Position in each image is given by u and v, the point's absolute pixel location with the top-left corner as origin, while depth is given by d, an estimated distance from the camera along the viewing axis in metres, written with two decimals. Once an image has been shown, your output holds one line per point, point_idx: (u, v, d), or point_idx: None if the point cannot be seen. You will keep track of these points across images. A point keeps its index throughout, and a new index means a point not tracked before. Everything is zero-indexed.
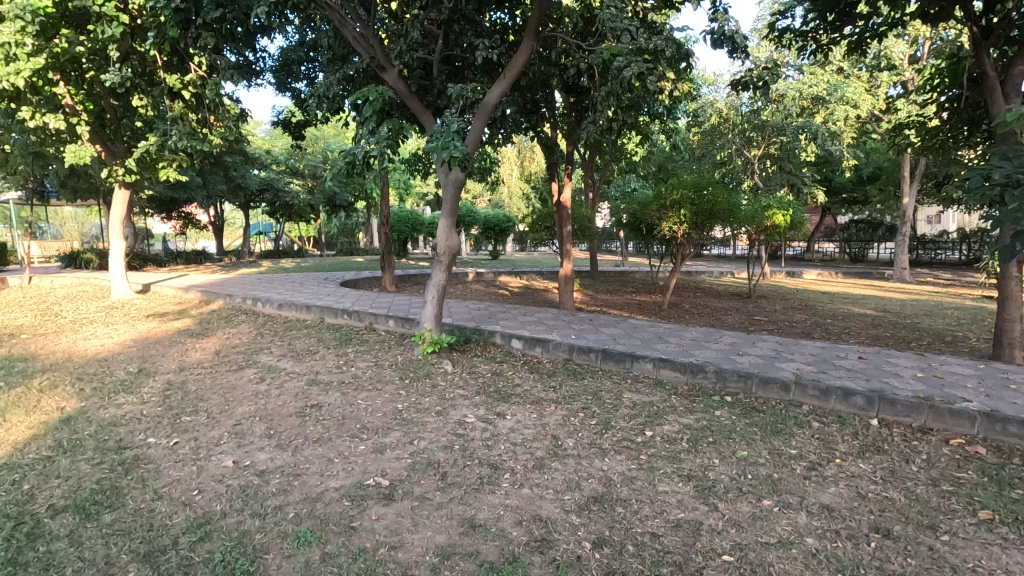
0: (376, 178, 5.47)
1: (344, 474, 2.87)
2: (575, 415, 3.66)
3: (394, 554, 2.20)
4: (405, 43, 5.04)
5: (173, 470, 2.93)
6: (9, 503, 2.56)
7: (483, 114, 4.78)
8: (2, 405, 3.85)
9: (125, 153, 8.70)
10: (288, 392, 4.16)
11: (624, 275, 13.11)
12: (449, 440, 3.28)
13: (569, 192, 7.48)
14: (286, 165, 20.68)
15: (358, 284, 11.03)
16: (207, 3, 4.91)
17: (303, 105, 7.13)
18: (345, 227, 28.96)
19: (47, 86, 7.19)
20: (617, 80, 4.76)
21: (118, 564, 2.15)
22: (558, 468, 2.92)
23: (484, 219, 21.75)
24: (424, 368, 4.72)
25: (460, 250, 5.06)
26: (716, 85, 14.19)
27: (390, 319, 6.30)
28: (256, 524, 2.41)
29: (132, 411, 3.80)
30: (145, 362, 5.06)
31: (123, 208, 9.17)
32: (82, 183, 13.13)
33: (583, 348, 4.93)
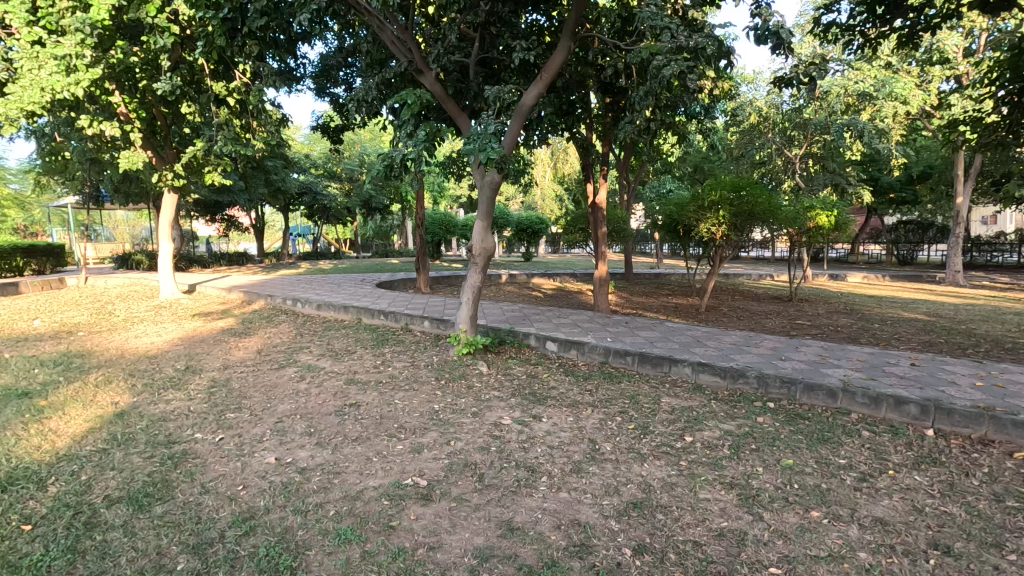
0: (414, 181, 5.54)
1: (383, 474, 2.90)
2: (613, 419, 3.62)
3: (433, 555, 2.20)
4: (442, 47, 5.11)
5: (219, 465, 3.02)
6: (68, 492, 2.68)
7: (520, 116, 4.79)
8: (60, 398, 4.05)
9: (174, 158, 9.07)
10: (327, 391, 4.23)
11: (658, 276, 13.02)
12: (485, 442, 3.28)
13: (605, 194, 7.42)
14: (324, 168, 21.21)
15: (393, 284, 11.28)
16: (252, 11, 5.07)
17: (342, 110, 7.27)
18: (380, 229, 29.51)
19: (104, 96, 7.57)
20: (656, 79, 4.71)
21: (169, 554, 2.22)
22: (596, 473, 2.88)
23: (517, 221, 21.77)
24: (459, 369, 4.75)
25: (495, 252, 5.07)
26: (755, 82, 13.85)
27: (425, 320, 6.36)
28: (299, 520, 2.45)
29: (180, 406, 3.94)
30: (192, 360, 5.24)
31: (172, 212, 9.54)
32: (133, 187, 13.74)
33: (620, 351, 4.87)
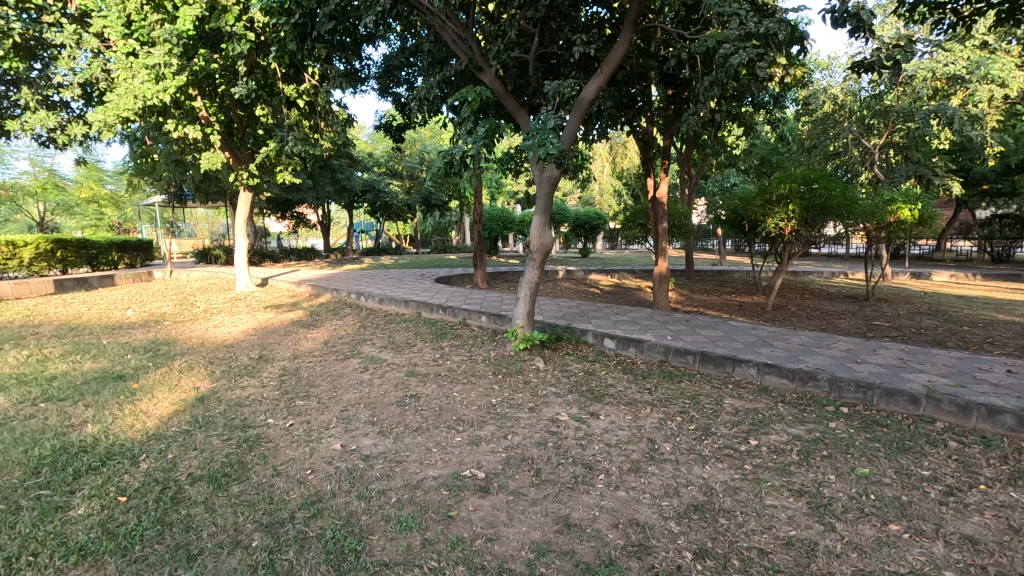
0: (472, 177, 5.61)
1: (442, 464, 2.96)
2: (673, 419, 3.53)
3: (491, 546, 2.23)
4: (502, 43, 5.15)
5: (290, 449, 3.19)
6: (157, 469, 2.91)
7: (579, 111, 4.74)
8: (150, 381, 4.41)
9: (249, 158, 9.61)
10: (389, 382, 4.39)
11: (721, 273, 12.56)
12: (543, 437, 3.28)
13: (666, 188, 7.22)
14: (386, 166, 21.88)
15: (451, 280, 11.48)
16: (321, 16, 5.28)
17: (404, 109, 7.44)
18: (440, 225, 30.15)
19: (188, 101, 8.09)
20: (723, 68, 4.54)
21: (245, 531, 2.36)
22: (655, 473, 2.83)
23: (574, 216, 21.84)
24: (516, 364, 4.78)
25: (553, 247, 5.06)
26: (830, 68, 13.07)
27: (482, 315, 6.42)
28: (363, 506, 2.55)
29: (254, 393, 4.19)
30: (265, 349, 5.54)
31: (247, 210, 10.12)
32: (213, 187, 14.71)
33: (680, 350, 4.75)
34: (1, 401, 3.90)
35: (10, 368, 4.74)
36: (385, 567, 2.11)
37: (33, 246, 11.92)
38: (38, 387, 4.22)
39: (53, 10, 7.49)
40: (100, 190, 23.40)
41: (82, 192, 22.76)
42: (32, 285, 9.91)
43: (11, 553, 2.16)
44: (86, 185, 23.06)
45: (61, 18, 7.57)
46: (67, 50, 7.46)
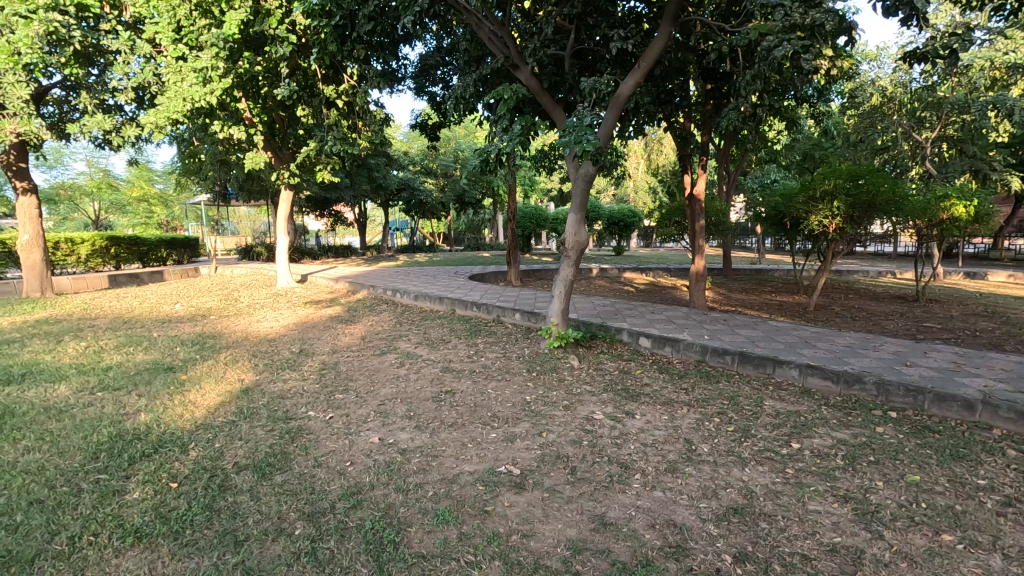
0: (507, 174, 5.62)
1: (478, 460, 2.99)
2: (710, 420, 3.47)
3: (527, 542, 2.24)
4: (539, 41, 5.13)
5: (330, 441, 3.27)
6: (205, 457, 3.03)
7: (617, 108, 4.69)
8: (198, 373, 4.59)
9: (290, 158, 9.89)
10: (425, 377, 4.46)
11: (761, 271, 12.24)
12: (578, 435, 3.28)
13: (704, 185, 7.08)
14: (421, 165, 22.17)
15: (485, 277, 11.52)
16: (361, 17, 5.38)
17: (439, 108, 7.51)
18: (473, 223, 30.37)
19: (233, 103, 8.36)
20: (766, 61, 4.42)
21: (288, 519, 2.44)
22: (692, 474, 2.78)
23: (608, 213, 21.66)
24: (550, 362, 4.78)
25: (588, 245, 5.03)
26: (879, 59, 12.55)
27: (516, 312, 6.44)
28: (401, 498, 2.60)
29: (295, 385, 4.32)
30: (305, 344, 5.70)
31: (288, 208, 10.40)
32: (256, 186, 15.19)
33: (718, 350, 4.65)
34: (62, 389, 4.13)
35: (70, 358, 5.02)
36: (422, 558, 2.15)
37: (90, 243, 12.57)
38: (95, 376, 4.44)
39: (109, 18, 7.84)
40: (149, 190, 24.45)
41: (133, 191, 23.82)
42: (90, 280, 10.44)
43: (74, 532, 2.28)
44: (137, 185, 24.15)
45: (117, 25, 7.93)
46: (122, 56, 7.81)
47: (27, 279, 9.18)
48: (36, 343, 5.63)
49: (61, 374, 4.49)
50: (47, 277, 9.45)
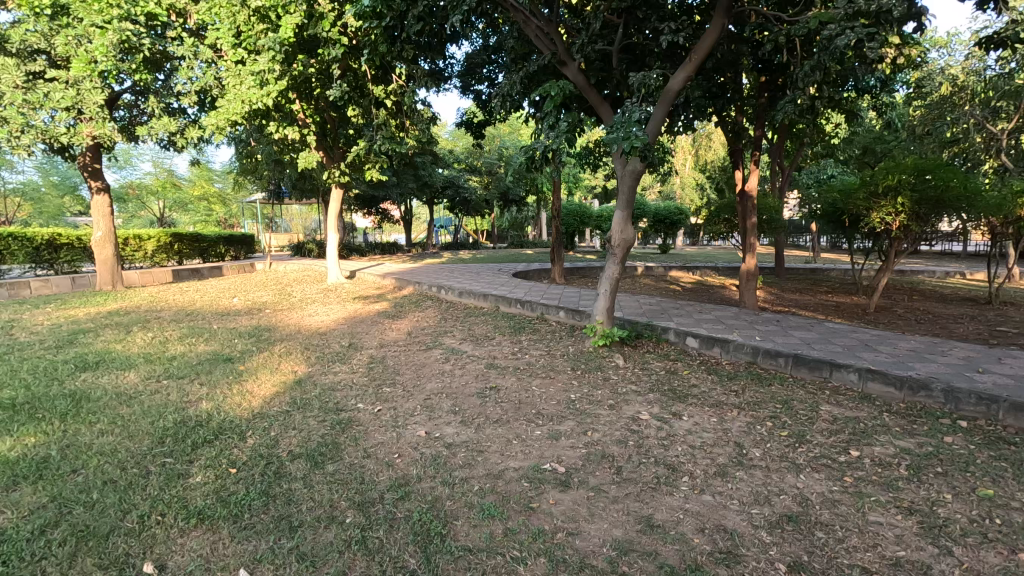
0: (553, 172, 5.61)
1: (523, 456, 3.00)
2: (762, 424, 3.36)
3: (572, 541, 2.23)
4: (587, 36, 5.08)
5: (378, 433, 3.35)
6: (262, 444, 3.16)
7: (666, 102, 4.60)
8: (255, 364, 4.80)
9: (341, 157, 10.17)
10: (470, 373, 4.51)
11: (816, 271, 11.73)
12: (623, 435, 3.24)
13: (756, 181, 6.84)
14: (466, 163, 22.40)
15: (529, 275, 11.53)
16: (410, 18, 5.47)
17: (485, 107, 7.55)
18: (516, 220, 30.50)
19: (288, 104, 8.66)
20: (827, 52, 4.24)
21: (340, 507, 2.51)
22: (743, 479, 2.70)
23: (654, 210, 21.25)
24: (595, 360, 4.74)
25: (634, 243, 4.95)
26: (950, 47, 11.80)
27: (560, 310, 6.41)
28: (447, 492, 2.63)
29: (345, 378, 4.46)
30: (355, 338, 5.86)
31: (338, 206, 10.70)
32: (308, 184, 15.70)
33: (771, 351, 4.49)
34: (132, 376, 4.40)
35: (139, 347, 5.33)
36: (468, 552, 2.17)
37: (156, 239, 13.32)
38: (161, 365, 4.71)
39: (175, 26, 8.27)
40: (210, 189, 25.70)
41: (195, 190, 25.08)
42: (156, 274, 11.07)
43: (143, 512, 2.42)
44: (198, 184, 25.43)
45: (182, 32, 8.36)
46: (186, 61, 8.22)
47: (100, 273, 9.82)
48: (108, 333, 6.01)
49: (131, 362, 4.79)
50: (118, 271, 10.07)
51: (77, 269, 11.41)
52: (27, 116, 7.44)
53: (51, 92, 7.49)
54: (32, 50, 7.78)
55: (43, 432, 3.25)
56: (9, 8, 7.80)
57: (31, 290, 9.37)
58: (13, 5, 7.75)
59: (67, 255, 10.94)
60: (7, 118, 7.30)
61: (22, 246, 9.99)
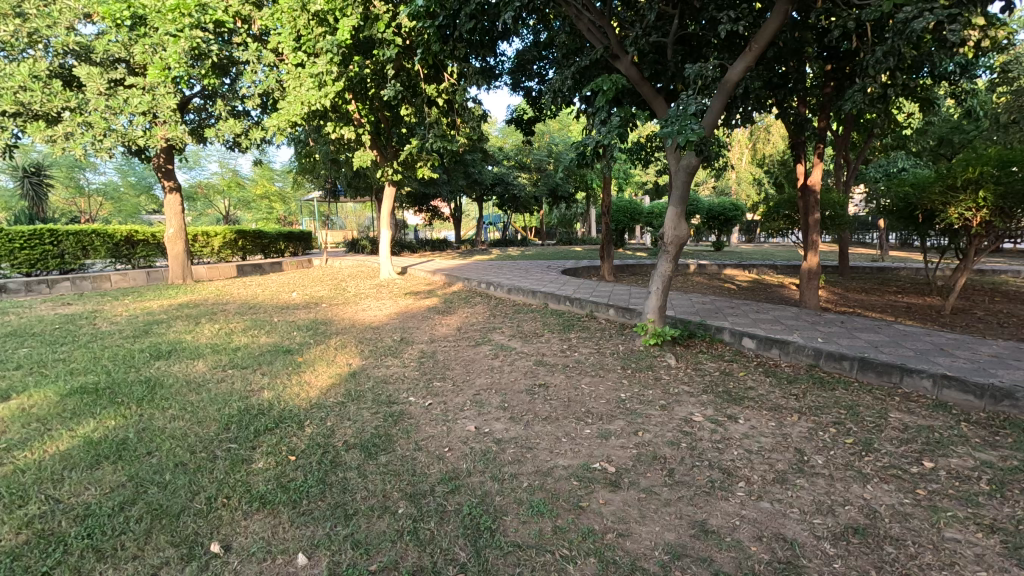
0: (604, 168, 5.54)
1: (572, 454, 2.98)
2: (825, 430, 3.20)
3: (623, 542, 2.20)
4: (641, 28, 4.97)
5: (429, 427, 3.41)
6: (319, 434, 3.27)
7: (724, 93, 4.44)
8: (313, 356, 4.98)
9: (394, 155, 10.40)
10: (519, 369, 4.52)
11: (884, 270, 11.07)
12: (675, 436, 3.16)
13: (819, 175, 6.51)
14: (516, 160, 22.46)
15: (578, 272, 11.44)
16: (463, 16, 5.51)
17: (536, 103, 7.52)
18: (565, 217, 30.39)
19: (344, 105, 8.93)
20: (902, 36, 4.01)
21: (392, 498, 2.57)
22: (803, 486, 2.59)
23: (707, 207, 20.65)
24: (646, 359, 4.66)
25: (688, 240, 4.82)
26: None
27: (610, 308, 6.32)
28: (496, 487, 2.65)
29: (397, 371, 4.56)
30: (406, 332, 5.98)
31: (390, 204, 10.95)
32: (362, 183, 16.15)
33: (834, 354, 4.28)
34: (201, 365, 4.66)
35: (207, 338, 5.64)
36: (518, 548, 2.17)
37: (222, 236, 14.05)
38: (226, 355, 4.96)
39: (241, 32, 8.67)
40: (271, 188, 26.84)
41: (257, 189, 26.26)
42: (222, 269, 11.67)
43: (211, 494, 2.56)
44: (260, 184, 26.61)
45: (246, 38, 8.76)
46: (251, 66, 8.61)
47: (173, 268, 10.44)
48: (179, 324, 6.39)
49: (199, 352, 5.06)
50: (188, 266, 10.69)
51: (151, 264, 12.17)
52: (108, 121, 7.99)
53: (130, 98, 8.02)
54: (113, 59, 8.35)
55: (122, 415, 3.49)
56: (93, 20, 8.38)
57: (111, 283, 10.07)
58: (97, 18, 8.34)
59: (143, 251, 11.69)
60: (92, 122, 7.86)
61: (104, 243, 10.73)
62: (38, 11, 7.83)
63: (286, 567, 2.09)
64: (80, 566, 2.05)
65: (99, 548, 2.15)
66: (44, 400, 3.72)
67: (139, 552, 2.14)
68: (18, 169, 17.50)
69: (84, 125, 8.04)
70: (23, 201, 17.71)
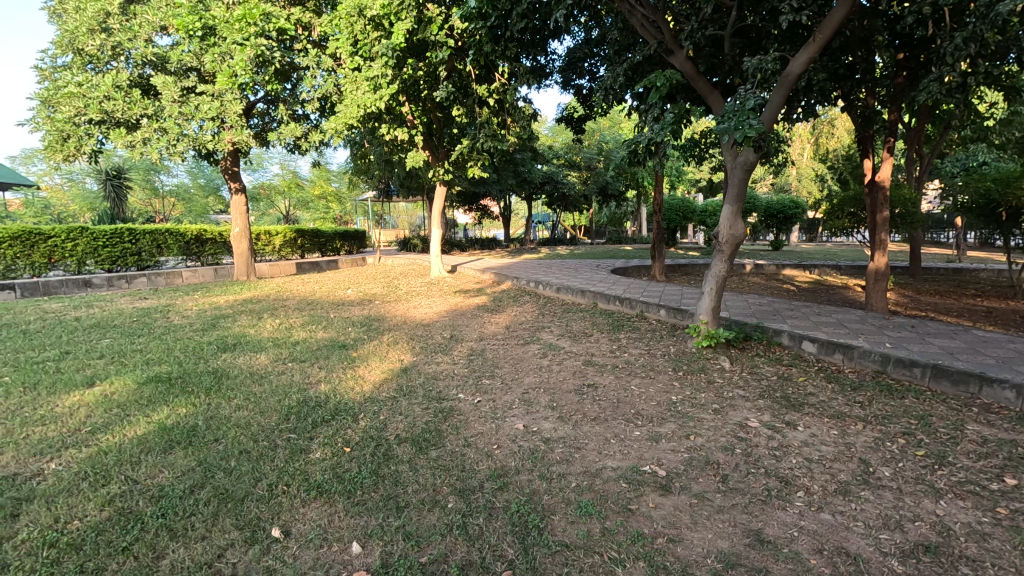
0: (655, 165, 5.42)
1: (621, 456, 2.94)
2: (893, 440, 3.02)
3: (674, 547, 2.15)
4: (696, 22, 4.84)
5: (478, 423, 3.45)
6: (372, 427, 3.37)
7: (784, 87, 4.26)
8: (367, 351, 5.14)
9: (445, 155, 10.55)
10: (568, 369, 4.50)
11: (961, 271, 10.33)
12: (729, 442, 3.07)
13: (889, 170, 6.14)
14: (565, 158, 22.42)
15: (628, 271, 11.26)
16: (514, 15, 5.52)
17: (587, 101, 7.45)
18: (615, 216, 30.01)
19: (398, 107, 9.13)
20: (986, 20, 3.74)
21: (442, 492, 2.62)
22: (869, 499, 2.46)
23: (765, 205, 19.86)
24: (699, 362, 4.54)
25: (744, 239, 4.63)
26: None
27: (662, 308, 6.19)
28: (544, 486, 2.65)
29: (447, 368, 4.64)
30: (455, 330, 6.07)
31: (441, 203, 11.10)
32: (414, 183, 16.51)
33: (904, 360, 4.03)
34: (263, 358, 4.89)
35: (269, 332, 5.91)
36: (566, 548, 2.17)
37: (282, 235, 14.70)
38: (287, 349, 5.18)
39: (301, 39, 9.03)
40: (328, 188, 27.83)
41: (315, 189, 27.28)
42: (283, 267, 12.20)
43: (272, 481, 2.69)
44: (318, 184, 27.62)
45: (307, 45, 9.11)
46: (311, 71, 8.96)
47: (238, 266, 11.01)
48: (244, 318, 6.73)
49: (262, 345, 5.32)
50: (252, 264, 11.24)
51: (219, 261, 12.87)
52: (181, 126, 8.49)
53: (200, 104, 8.51)
54: (186, 68, 8.88)
55: (192, 403, 3.71)
56: (169, 33, 8.95)
57: (183, 279, 10.72)
58: (172, 30, 8.89)
59: (211, 249, 12.38)
60: (167, 128, 8.40)
61: (176, 241, 11.44)
62: (121, 25, 8.46)
63: (342, 554, 2.17)
64: (155, 543, 2.19)
65: (172, 527, 2.30)
66: (124, 387, 4.01)
67: (208, 533, 2.27)
68: (102, 172, 18.87)
69: (160, 131, 8.59)
70: (106, 202, 19.10)
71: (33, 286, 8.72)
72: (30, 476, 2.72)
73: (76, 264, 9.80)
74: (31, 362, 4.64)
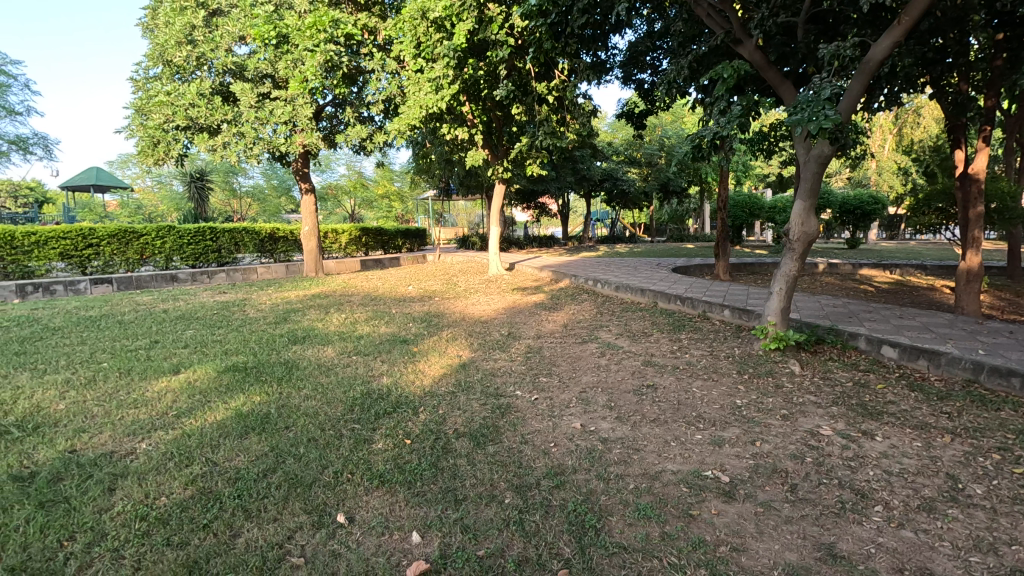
0: (721, 160, 5.23)
1: (682, 460, 2.86)
2: (986, 456, 2.78)
3: (738, 556, 2.07)
4: (767, 9, 4.62)
5: (535, 421, 3.45)
6: (432, 420, 3.45)
7: (864, 74, 4.00)
8: (427, 346, 5.27)
9: (505, 154, 10.59)
10: (626, 368, 4.43)
11: None
12: (799, 450, 2.92)
13: (984, 161, 5.64)
14: (625, 155, 22.05)
15: (690, 270, 10.92)
16: (576, 11, 5.47)
17: (648, 95, 7.29)
18: (677, 214, 29.21)
19: (459, 107, 9.24)
20: None
21: (500, 487, 2.64)
22: (956, 517, 2.27)
23: (840, 200, 18.73)
24: (765, 365, 4.34)
25: (818, 237, 4.38)
26: None
27: (726, 309, 5.97)
28: (602, 486, 2.62)
29: (504, 365, 4.68)
30: (513, 327, 6.11)
31: (500, 202, 11.18)
32: (474, 181, 16.73)
33: (999, 369, 3.69)
34: (331, 351, 5.11)
35: (335, 326, 6.17)
36: (623, 550, 2.14)
37: (348, 233, 15.29)
38: (351, 343, 5.39)
39: (367, 43, 9.31)
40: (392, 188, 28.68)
41: (379, 189, 28.15)
42: (349, 264, 12.69)
43: (338, 469, 2.80)
44: (381, 184, 28.47)
45: (373, 49, 9.39)
46: (376, 74, 9.24)
47: (307, 262, 11.55)
48: (312, 312, 7.06)
49: (329, 338, 5.56)
50: (320, 260, 11.76)
51: (290, 258, 13.55)
52: (257, 130, 9.00)
53: (274, 109, 8.95)
54: (261, 75, 9.36)
55: (266, 391, 3.94)
56: (247, 43, 9.47)
57: (258, 275, 11.36)
58: (250, 40, 9.40)
59: (283, 246, 13.06)
60: (244, 132, 8.92)
61: (252, 239, 12.15)
62: (204, 37, 9.04)
63: (403, 543, 2.23)
64: (232, 522, 2.34)
65: (248, 508, 2.45)
66: (205, 375, 4.31)
67: (279, 515, 2.40)
68: (188, 175, 20.34)
69: (238, 135, 9.12)
70: (190, 203, 20.52)
71: (128, 280, 9.52)
72: (125, 455, 2.96)
73: (164, 260, 10.58)
74: (125, 350, 5.07)
